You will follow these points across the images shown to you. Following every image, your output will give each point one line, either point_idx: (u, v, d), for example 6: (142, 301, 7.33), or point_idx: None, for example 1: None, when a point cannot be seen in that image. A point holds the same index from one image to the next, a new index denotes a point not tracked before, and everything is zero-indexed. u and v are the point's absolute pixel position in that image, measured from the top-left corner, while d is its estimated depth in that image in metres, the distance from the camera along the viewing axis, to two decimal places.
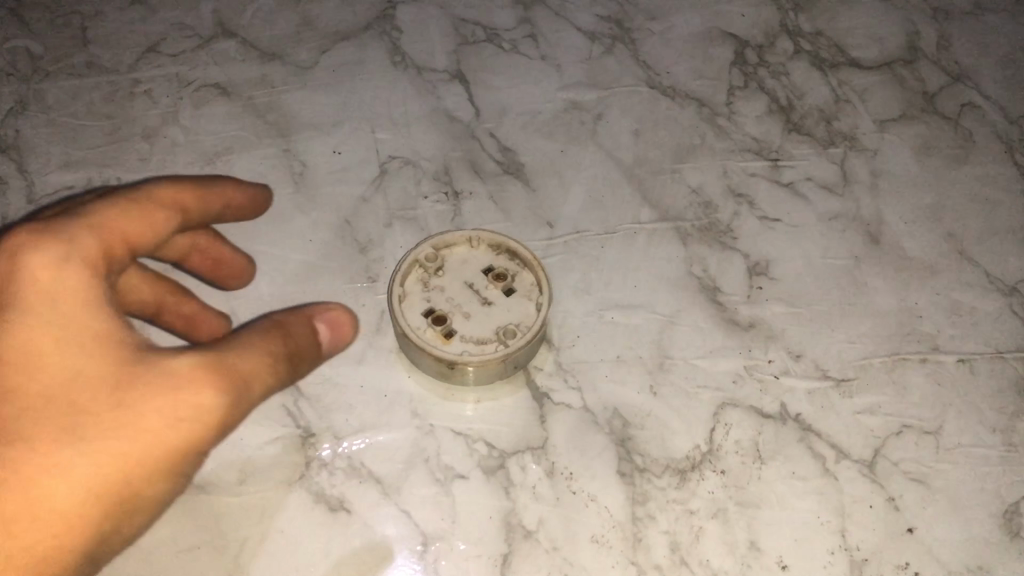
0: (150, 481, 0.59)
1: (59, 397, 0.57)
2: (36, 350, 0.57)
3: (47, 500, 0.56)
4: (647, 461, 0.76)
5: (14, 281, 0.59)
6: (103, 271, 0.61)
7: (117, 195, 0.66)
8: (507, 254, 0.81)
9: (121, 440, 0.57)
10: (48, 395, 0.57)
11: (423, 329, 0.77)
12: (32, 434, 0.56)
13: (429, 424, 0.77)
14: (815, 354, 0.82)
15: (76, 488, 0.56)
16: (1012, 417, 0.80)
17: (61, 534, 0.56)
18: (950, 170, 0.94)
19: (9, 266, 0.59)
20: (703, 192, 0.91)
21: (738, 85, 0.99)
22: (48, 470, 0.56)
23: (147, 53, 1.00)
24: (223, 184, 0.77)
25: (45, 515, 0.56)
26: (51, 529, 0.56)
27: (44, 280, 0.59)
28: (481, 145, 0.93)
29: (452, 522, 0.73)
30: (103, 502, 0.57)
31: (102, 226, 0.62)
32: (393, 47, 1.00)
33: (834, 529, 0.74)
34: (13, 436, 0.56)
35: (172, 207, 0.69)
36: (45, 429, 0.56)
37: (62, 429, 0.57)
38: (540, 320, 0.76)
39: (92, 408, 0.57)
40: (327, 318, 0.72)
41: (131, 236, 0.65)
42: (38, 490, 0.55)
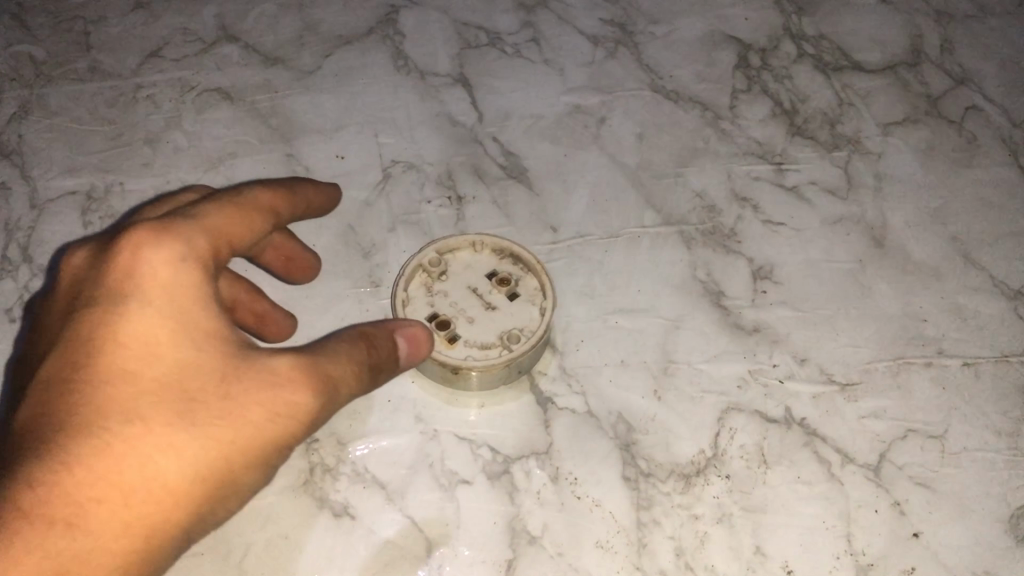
0: (247, 470, 0.59)
1: (173, 383, 0.57)
2: (154, 338, 0.58)
3: (157, 478, 0.56)
4: (651, 466, 0.76)
5: (134, 272, 0.59)
6: (211, 272, 0.61)
7: (218, 196, 0.66)
8: (510, 258, 0.81)
9: (227, 428, 0.58)
10: (164, 380, 0.57)
11: None
12: (147, 413, 0.56)
13: (432, 429, 0.77)
14: (820, 358, 0.82)
15: (184, 470, 0.56)
16: (1017, 421, 0.80)
17: (166, 511, 0.56)
18: (954, 173, 0.94)
19: (128, 256, 0.59)
20: (707, 196, 0.91)
21: (741, 89, 0.99)
22: (160, 450, 0.56)
23: (150, 58, 1.00)
24: (305, 189, 0.75)
25: (155, 491, 0.55)
26: (157, 506, 0.56)
27: (165, 275, 0.59)
28: (484, 150, 0.93)
29: (456, 527, 0.73)
30: (206, 486, 0.57)
31: (211, 228, 0.63)
32: (396, 52, 1.00)
33: (839, 534, 0.74)
34: (129, 414, 0.56)
35: (267, 212, 0.69)
36: (160, 409, 0.57)
37: (177, 412, 0.57)
38: (544, 324, 0.76)
39: (201, 397, 0.58)
40: (405, 333, 0.68)
41: (233, 237, 0.64)
42: (151, 468, 0.55)
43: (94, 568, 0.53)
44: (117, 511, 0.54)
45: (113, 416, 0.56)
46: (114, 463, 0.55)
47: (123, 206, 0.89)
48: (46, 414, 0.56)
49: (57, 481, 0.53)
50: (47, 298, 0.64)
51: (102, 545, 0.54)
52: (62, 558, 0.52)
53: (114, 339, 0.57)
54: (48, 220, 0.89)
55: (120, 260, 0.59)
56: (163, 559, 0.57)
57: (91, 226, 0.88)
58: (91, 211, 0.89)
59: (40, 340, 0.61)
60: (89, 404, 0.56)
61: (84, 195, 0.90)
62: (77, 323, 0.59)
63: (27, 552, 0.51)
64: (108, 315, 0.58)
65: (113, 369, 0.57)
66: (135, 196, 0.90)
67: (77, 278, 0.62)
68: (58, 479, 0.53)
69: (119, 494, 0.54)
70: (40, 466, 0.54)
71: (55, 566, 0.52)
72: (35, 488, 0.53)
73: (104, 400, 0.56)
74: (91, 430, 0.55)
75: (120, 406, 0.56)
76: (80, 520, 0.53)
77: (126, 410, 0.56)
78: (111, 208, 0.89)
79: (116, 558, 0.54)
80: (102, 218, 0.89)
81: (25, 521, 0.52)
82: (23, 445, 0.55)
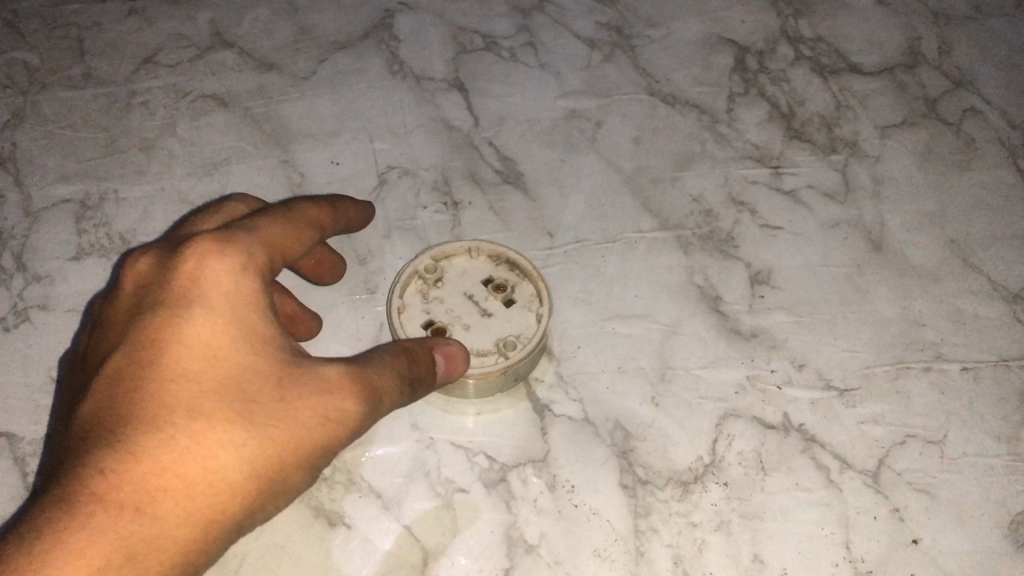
0: (297, 474, 0.59)
1: (234, 384, 0.58)
2: (216, 342, 0.58)
3: (218, 473, 0.56)
4: (649, 473, 0.75)
5: (197, 277, 0.60)
6: (267, 282, 0.62)
7: (271, 211, 0.67)
8: (507, 264, 0.81)
9: (284, 429, 0.58)
10: (226, 381, 0.58)
11: None
12: (209, 411, 0.57)
13: (429, 437, 0.77)
14: (818, 363, 0.81)
15: (243, 467, 0.56)
16: (1017, 425, 0.79)
17: (224, 505, 0.56)
18: (952, 176, 0.94)
19: (192, 262, 0.60)
20: (704, 200, 0.90)
21: (738, 92, 0.99)
22: (221, 447, 0.56)
23: (145, 64, 1.00)
24: (342, 207, 0.76)
25: (214, 485, 0.56)
26: (217, 499, 0.56)
27: (227, 283, 0.60)
28: (480, 154, 0.93)
29: (452, 536, 0.72)
30: (262, 485, 0.58)
31: (267, 240, 0.64)
32: (391, 56, 0.99)
33: (839, 541, 0.73)
34: (193, 410, 0.56)
35: (313, 227, 0.70)
36: (222, 407, 0.57)
37: (237, 412, 0.57)
38: (540, 330, 0.76)
39: (259, 399, 0.58)
40: (443, 351, 0.69)
41: (286, 250, 0.66)
42: (213, 463, 0.56)
43: (159, 555, 0.53)
44: (182, 502, 0.54)
45: (178, 412, 0.56)
46: (178, 456, 0.55)
47: (117, 214, 0.89)
48: (110, 407, 0.56)
49: (126, 469, 0.53)
50: (105, 300, 0.64)
51: (167, 533, 0.54)
52: (130, 543, 0.52)
53: (178, 340, 0.58)
54: (42, 228, 0.89)
55: (184, 265, 0.60)
56: (217, 553, 0.57)
57: (85, 234, 0.88)
58: (86, 219, 0.89)
59: (99, 339, 0.61)
60: (154, 400, 0.56)
61: (78, 203, 0.90)
62: (141, 322, 0.59)
63: (97, 535, 0.51)
64: (172, 317, 0.59)
65: (176, 368, 0.57)
66: (130, 203, 0.90)
67: (139, 280, 0.62)
68: (127, 468, 0.53)
69: (184, 485, 0.55)
70: (109, 455, 0.54)
71: (124, 551, 0.52)
72: (105, 475, 0.53)
73: (168, 396, 0.56)
74: (157, 424, 0.55)
75: (184, 402, 0.56)
76: (147, 508, 0.53)
77: (189, 407, 0.56)
78: (105, 215, 0.89)
79: (178, 548, 0.54)
80: (96, 226, 0.88)
81: (96, 505, 0.52)
82: (88, 437, 0.55)
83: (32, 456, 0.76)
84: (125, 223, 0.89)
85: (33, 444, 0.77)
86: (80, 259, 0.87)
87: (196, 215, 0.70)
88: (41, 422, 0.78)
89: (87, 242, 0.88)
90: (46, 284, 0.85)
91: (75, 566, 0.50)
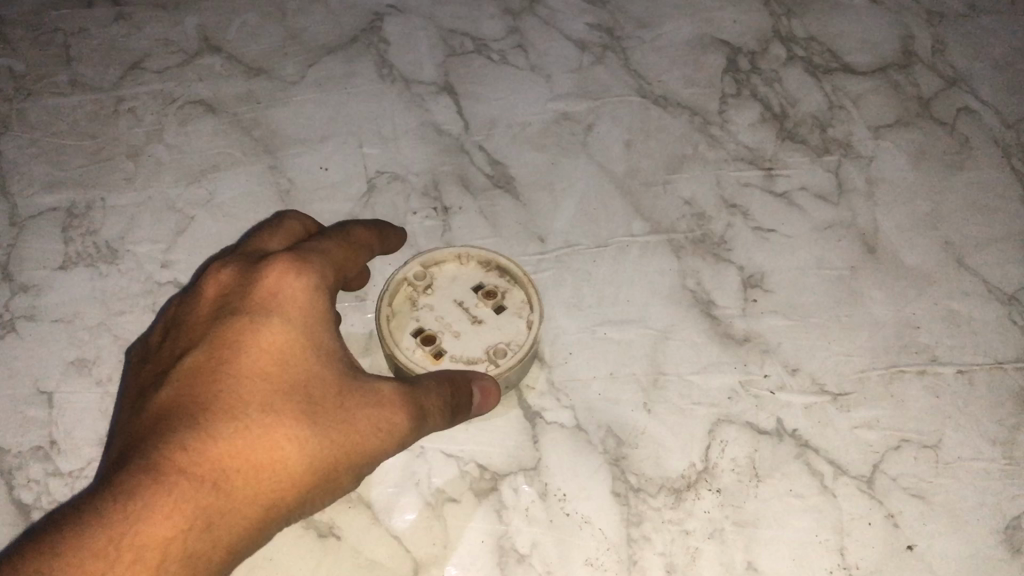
0: (345, 477, 0.62)
1: (301, 387, 0.60)
2: (289, 348, 0.61)
3: (282, 464, 0.58)
4: (642, 481, 0.75)
5: (275, 291, 0.62)
6: (331, 300, 0.65)
7: (332, 234, 0.70)
8: (497, 270, 0.80)
9: (341, 432, 0.60)
10: (296, 384, 0.60)
11: (412, 349, 0.75)
12: (279, 408, 0.59)
13: (420, 445, 0.76)
14: (811, 367, 0.81)
15: (304, 462, 0.59)
16: (1013, 429, 0.78)
17: (283, 494, 0.59)
18: (946, 177, 0.93)
19: (272, 278, 0.63)
20: (696, 204, 0.90)
21: (731, 93, 0.98)
22: (287, 441, 0.58)
23: (132, 70, 0.99)
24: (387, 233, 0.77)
25: (277, 475, 0.58)
26: (278, 486, 0.58)
27: (302, 298, 0.62)
28: (471, 159, 0.92)
29: (443, 547, 0.72)
30: (317, 480, 0.60)
31: (331, 262, 0.67)
32: (381, 60, 0.99)
33: (832, 547, 0.73)
34: (267, 405, 0.59)
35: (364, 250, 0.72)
36: (291, 406, 0.59)
37: (303, 412, 0.59)
38: (530, 338, 0.75)
39: (322, 403, 0.60)
40: (480, 384, 0.70)
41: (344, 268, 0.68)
42: (278, 454, 0.58)
43: (226, 528, 0.56)
44: (250, 484, 0.57)
45: (251, 405, 0.58)
46: (251, 444, 0.57)
47: (104, 222, 0.89)
48: (189, 395, 0.58)
49: (205, 450, 0.56)
50: (178, 302, 0.66)
51: (234, 510, 0.56)
52: (206, 513, 0.55)
53: (255, 344, 0.60)
54: (28, 237, 0.88)
55: (263, 280, 0.63)
56: (267, 535, 0.60)
57: (72, 242, 0.88)
58: (73, 227, 0.88)
59: (175, 338, 0.63)
60: (231, 393, 0.58)
61: (65, 211, 0.89)
62: (221, 326, 0.61)
63: (180, 502, 0.54)
64: (251, 323, 0.61)
65: (252, 368, 0.59)
66: (117, 211, 0.89)
67: (217, 290, 0.64)
68: (206, 448, 0.56)
69: (252, 471, 0.57)
70: (189, 435, 0.56)
71: (200, 519, 0.54)
72: (187, 452, 0.56)
73: (243, 390, 0.59)
74: (233, 413, 0.58)
75: (257, 398, 0.59)
76: (222, 485, 0.56)
77: (263, 401, 0.59)
78: (92, 224, 0.89)
79: (242, 525, 0.57)
80: (83, 235, 0.88)
81: (179, 477, 0.55)
82: (167, 418, 0.57)
83: (18, 469, 0.76)
84: (113, 232, 0.88)
85: (20, 456, 0.76)
86: (66, 268, 0.86)
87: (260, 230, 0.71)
88: (27, 435, 0.77)
89: (73, 250, 0.87)
90: (33, 294, 0.85)
91: (160, 526, 0.53)
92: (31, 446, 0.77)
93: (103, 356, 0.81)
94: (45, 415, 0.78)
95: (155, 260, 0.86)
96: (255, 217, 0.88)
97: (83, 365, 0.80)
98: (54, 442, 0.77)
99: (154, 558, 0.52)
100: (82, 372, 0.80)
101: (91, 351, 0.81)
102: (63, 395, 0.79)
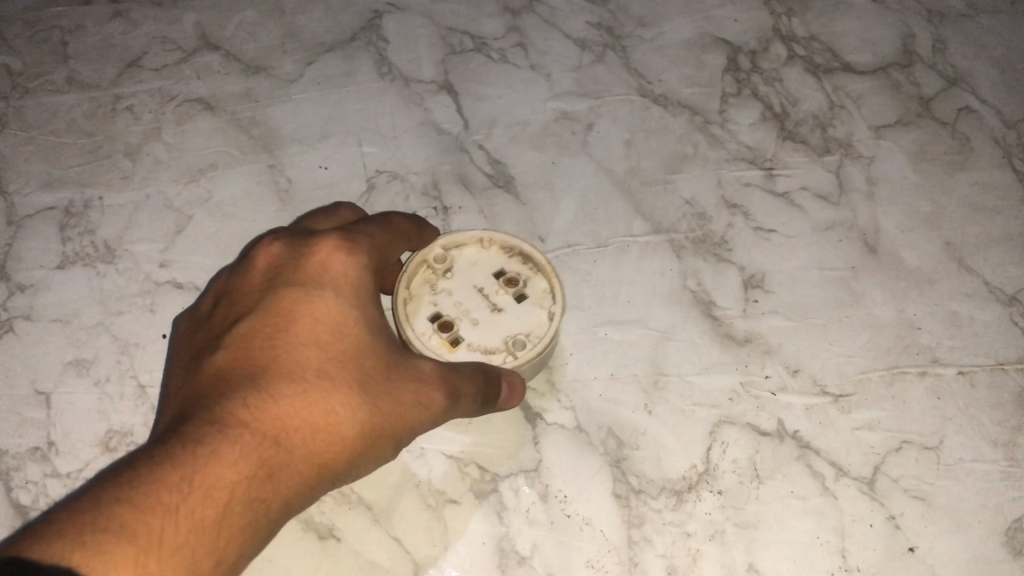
0: (391, 446, 0.63)
1: (355, 358, 0.61)
2: (344, 319, 0.62)
3: (338, 426, 0.59)
4: (643, 482, 0.75)
5: (325, 267, 0.63)
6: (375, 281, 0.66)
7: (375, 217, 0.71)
8: (519, 257, 0.79)
9: (392, 403, 0.61)
10: (349, 354, 0.61)
11: (429, 335, 0.75)
12: (335, 374, 0.60)
13: (419, 447, 0.76)
14: (813, 368, 0.80)
15: (356, 428, 0.60)
16: (1014, 430, 0.78)
17: (336, 456, 0.60)
18: (946, 177, 0.92)
19: (323, 254, 0.64)
20: (696, 204, 0.89)
21: (731, 93, 0.97)
22: (343, 405, 0.60)
23: (130, 68, 0.98)
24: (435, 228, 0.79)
25: (332, 436, 0.59)
26: (332, 449, 0.59)
27: (353, 276, 0.63)
28: (471, 158, 0.92)
29: (444, 549, 0.72)
30: (368, 447, 0.61)
31: (379, 247, 0.67)
32: (380, 58, 0.98)
33: (834, 550, 0.73)
34: (324, 370, 0.60)
35: (407, 237, 0.73)
36: (346, 373, 0.60)
37: (357, 379, 0.61)
38: (550, 331, 0.74)
39: (373, 374, 0.61)
40: (507, 381, 0.70)
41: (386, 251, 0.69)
42: (334, 417, 0.59)
43: (285, 482, 0.57)
44: (306, 444, 0.58)
45: (308, 370, 0.60)
46: (309, 405, 0.59)
47: (102, 222, 0.88)
48: (246, 358, 0.60)
49: (265, 408, 0.58)
50: (229, 272, 0.67)
51: (293, 467, 0.58)
52: (267, 466, 0.56)
53: (310, 312, 0.61)
54: (25, 236, 0.88)
55: (314, 255, 0.64)
56: (315, 497, 0.60)
57: (70, 242, 0.87)
58: (70, 226, 0.88)
59: (228, 302, 0.65)
60: (288, 358, 0.60)
61: (63, 210, 0.89)
62: (276, 294, 0.62)
63: (244, 453, 0.55)
64: (305, 294, 0.62)
65: (308, 335, 0.61)
66: (115, 211, 0.89)
67: (268, 261, 0.65)
68: (266, 407, 0.58)
69: (309, 431, 0.58)
70: (251, 394, 0.58)
71: (262, 470, 0.56)
72: (248, 408, 0.57)
73: (300, 356, 0.60)
74: (292, 376, 0.59)
75: (315, 363, 0.60)
76: (281, 442, 0.57)
77: (320, 366, 0.60)
78: (90, 223, 0.88)
79: (297, 482, 0.58)
80: (81, 234, 0.88)
81: (242, 430, 0.56)
82: (226, 379, 0.59)
83: (17, 471, 0.75)
84: (111, 231, 0.88)
85: (18, 457, 0.76)
86: (64, 267, 0.86)
87: (316, 214, 0.73)
88: (25, 435, 0.77)
89: (71, 250, 0.87)
90: (29, 294, 0.84)
91: (227, 472, 0.54)
92: (30, 447, 0.76)
93: (101, 357, 0.80)
94: (42, 416, 0.78)
95: (154, 260, 0.86)
96: (253, 216, 0.88)
97: (81, 365, 0.80)
98: (52, 443, 0.76)
99: (220, 501, 0.53)
100: (80, 372, 0.80)
101: (89, 351, 0.81)
102: (60, 396, 0.79)
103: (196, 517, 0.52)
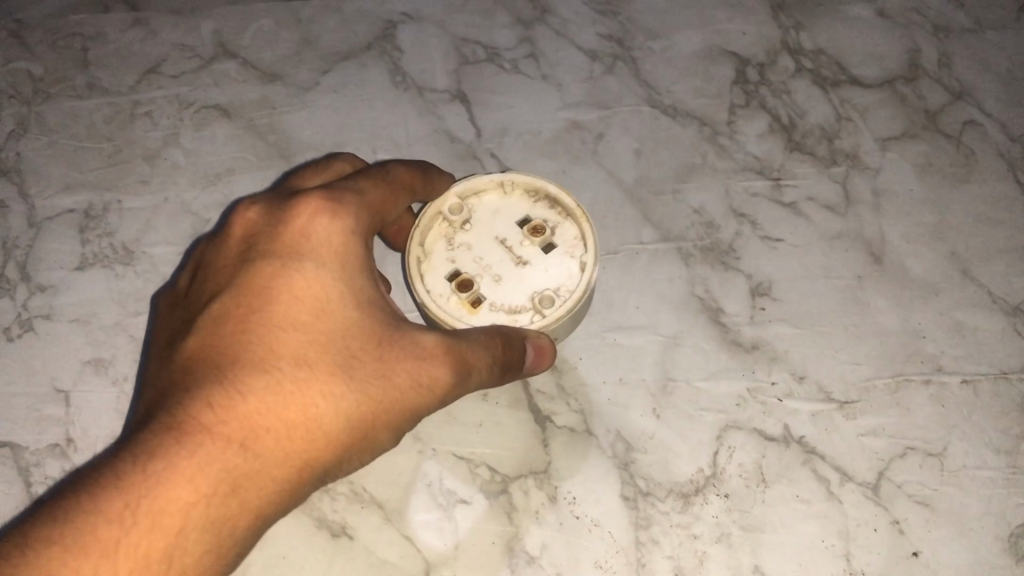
0: (382, 432, 0.64)
1: (337, 342, 0.62)
2: (326, 295, 0.63)
3: (318, 418, 0.60)
4: (650, 485, 0.76)
5: (307, 234, 0.64)
6: (364, 240, 0.66)
7: (364, 172, 0.70)
8: (545, 202, 0.81)
9: (383, 387, 0.62)
10: (331, 334, 0.62)
11: (447, 297, 0.77)
12: (313, 362, 0.61)
13: (431, 447, 0.78)
14: (819, 375, 0.82)
15: (339, 419, 0.61)
16: (1018, 438, 0.79)
17: (317, 454, 0.60)
18: (951, 189, 0.93)
19: (303, 218, 0.64)
20: (704, 212, 0.91)
21: (739, 104, 0.99)
22: (323, 397, 0.61)
23: (148, 74, 1.00)
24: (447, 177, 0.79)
25: (311, 431, 0.60)
26: (312, 446, 0.60)
27: (337, 241, 0.64)
28: (483, 166, 0.94)
29: (455, 547, 0.74)
30: (356, 437, 0.62)
31: (370, 204, 0.67)
32: (394, 68, 1.00)
33: (839, 553, 0.74)
34: (300, 359, 0.61)
35: (407, 191, 0.72)
36: (325, 361, 0.61)
37: (338, 365, 0.61)
38: (582, 285, 0.76)
39: (359, 356, 0.62)
40: (533, 344, 0.72)
41: (380, 208, 0.68)
42: (312, 410, 0.60)
43: (257, 488, 0.58)
44: (282, 444, 0.59)
45: (283, 360, 0.60)
46: (284, 400, 0.60)
47: (120, 225, 0.90)
48: (219, 345, 0.61)
49: (232, 408, 0.58)
50: (206, 241, 0.68)
51: (266, 470, 0.58)
52: (232, 478, 0.57)
53: (288, 288, 0.62)
54: (45, 238, 0.90)
55: (293, 222, 0.64)
56: (302, 498, 0.61)
57: (89, 244, 0.89)
58: (89, 228, 0.90)
59: (203, 278, 0.66)
60: (262, 345, 0.61)
61: (82, 213, 0.91)
62: (250, 269, 0.63)
63: (203, 466, 0.56)
64: (283, 269, 0.63)
65: (287, 316, 0.62)
66: (133, 214, 0.91)
67: (245, 228, 0.66)
68: (234, 406, 0.58)
69: (284, 428, 0.59)
70: (218, 392, 0.58)
71: (225, 483, 0.56)
72: (213, 409, 0.58)
73: (277, 342, 0.61)
74: (265, 366, 0.60)
75: (291, 351, 0.61)
76: (249, 445, 0.58)
77: (296, 354, 0.61)
78: (108, 225, 0.90)
79: (273, 487, 0.59)
80: (100, 236, 0.89)
81: (205, 436, 0.56)
82: (193, 375, 0.60)
83: (36, 466, 0.78)
84: (129, 233, 0.89)
85: (37, 454, 0.79)
86: (83, 269, 0.88)
87: (305, 168, 0.74)
88: (45, 432, 0.79)
89: (89, 252, 0.88)
90: (50, 295, 0.86)
91: (181, 491, 0.54)
92: (49, 444, 0.79)
93: (119, 357, 0.82)
94: (62, 414, 0.80)
95: (171, 262, 0.87)
96: None
97: (100, 365, 0.82)
98: (70, 440, 0.79)
99: (172, 525, 0.54)
100: (98, 372, 0.82)
101: (107, 350, 0.83)
102: (79, 394, 0.81)
103: (142, 548, 0.52)
